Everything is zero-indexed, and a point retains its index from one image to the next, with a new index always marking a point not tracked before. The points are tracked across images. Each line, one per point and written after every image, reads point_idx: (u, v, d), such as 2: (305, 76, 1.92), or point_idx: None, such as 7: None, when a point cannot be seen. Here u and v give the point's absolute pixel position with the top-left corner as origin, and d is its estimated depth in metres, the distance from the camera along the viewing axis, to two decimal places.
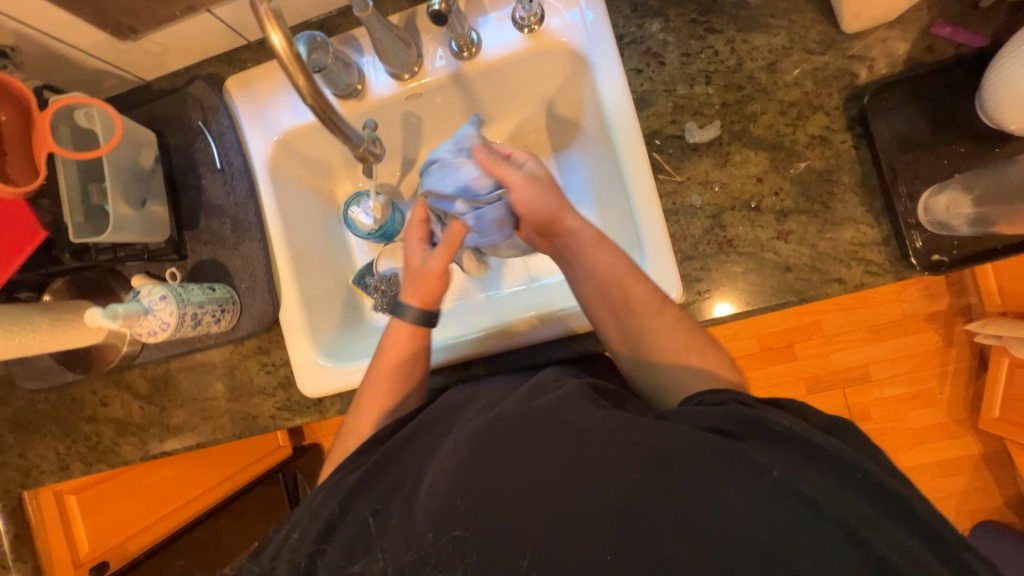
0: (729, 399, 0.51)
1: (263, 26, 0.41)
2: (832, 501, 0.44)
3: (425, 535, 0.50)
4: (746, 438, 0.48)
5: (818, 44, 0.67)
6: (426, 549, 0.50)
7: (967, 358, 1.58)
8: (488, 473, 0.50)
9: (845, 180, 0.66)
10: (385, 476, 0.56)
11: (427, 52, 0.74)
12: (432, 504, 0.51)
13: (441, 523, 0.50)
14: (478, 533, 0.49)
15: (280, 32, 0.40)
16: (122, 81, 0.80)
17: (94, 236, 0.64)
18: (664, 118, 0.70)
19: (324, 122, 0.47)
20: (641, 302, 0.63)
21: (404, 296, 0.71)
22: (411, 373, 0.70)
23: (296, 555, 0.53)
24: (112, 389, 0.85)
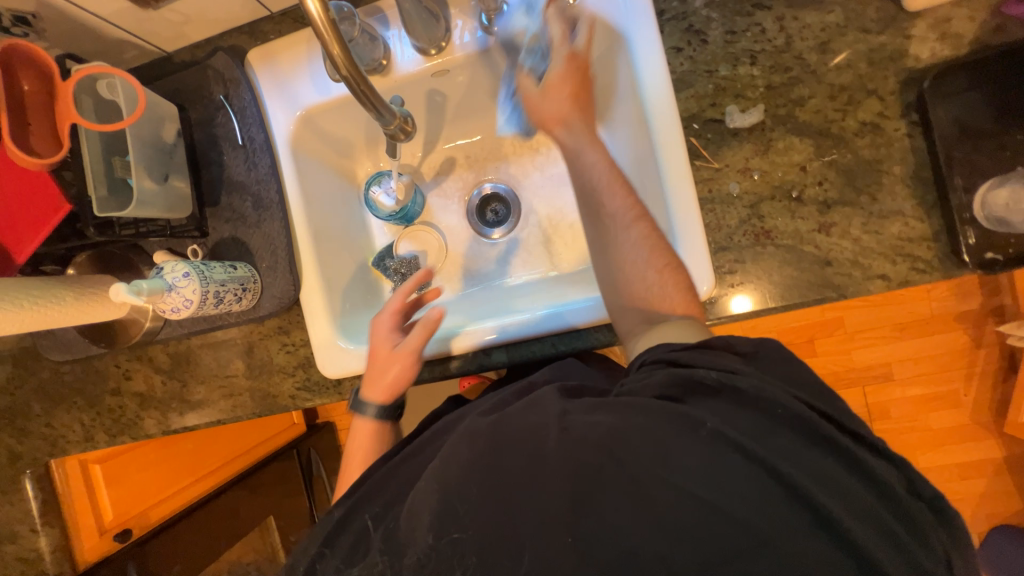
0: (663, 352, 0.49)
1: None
2: (884, 518, 0.41)
3: (425, 537, 0.47)
4: (687, 399, 0.45)
5: (875, 23, 0.62)
6: (425, 552, 0.47)
7: (995, 361, 1.52)
8: (478, 480, 0.46)
9: (896, 171, 0.63)
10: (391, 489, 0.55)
11: (457, 27, 0.71)
12: (432, 495, 0.48)
13: (441, 525, 0.46)
14: (475, 528, 0.45)
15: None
16: (142, 53, 0.78)
17: (117, 211, 0.63)
18: (703, 100, 0.66)
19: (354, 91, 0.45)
20: (613, 212, 0.59)
21: (365, 393, 0.70)
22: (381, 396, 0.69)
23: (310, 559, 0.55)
24: (134, 364, 0.86)
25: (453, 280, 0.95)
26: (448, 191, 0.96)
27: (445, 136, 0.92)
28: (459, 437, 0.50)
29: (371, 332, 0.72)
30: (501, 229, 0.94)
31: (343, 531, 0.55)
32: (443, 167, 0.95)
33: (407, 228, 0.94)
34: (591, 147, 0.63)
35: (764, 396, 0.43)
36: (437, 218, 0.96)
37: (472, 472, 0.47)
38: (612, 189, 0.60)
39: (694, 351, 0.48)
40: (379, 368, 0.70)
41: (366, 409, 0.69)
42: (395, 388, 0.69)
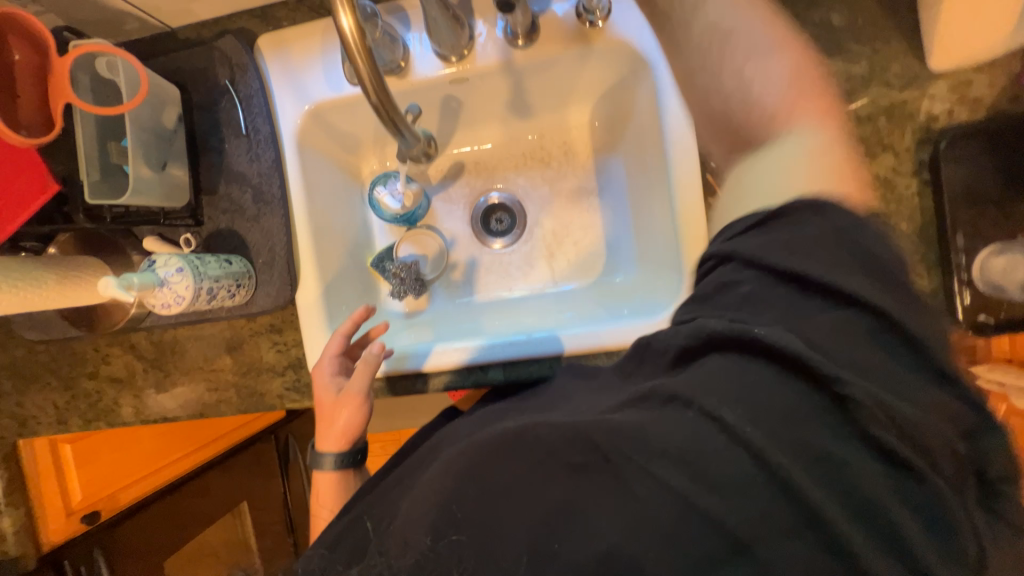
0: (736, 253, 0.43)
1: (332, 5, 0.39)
2: None
3: (422, 538, 0.44)
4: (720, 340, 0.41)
5: (898, 79, 0.62)
6: None
7: None
8: (479, 484, 0.43)
9: (902, 228, 0.64)
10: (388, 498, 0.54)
11: (481, 36, 0.69)
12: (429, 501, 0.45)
13: (439, 527, 0.44)
14: (475, 530, 0.42)
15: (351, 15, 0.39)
16: (144, 26, 0.74)
17: (110, 198, 0.60)
18: None
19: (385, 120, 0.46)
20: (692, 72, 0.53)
21: (321, 443, 0.69)
22: (342, 428, 0.68)
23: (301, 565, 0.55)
24: (115, 349, 0.83)
25: (453, 287, 0.93)
26: (454, 196, 0.94)
27: (455, 140, 0.90)
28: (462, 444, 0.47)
29: (314, 380, 0.71)
30: (504, 239, 0.93)
31: (334, 544, 0.54)
32: (451, 172, 0.93)
33: (409, 230, 0.91)
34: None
35: (796, 351, 0.38)
36: (440, 222, 0.94)
37: (472, 472, 0.44)
38: (701, 2, 0.51)
39: (755, 237, 0.43)
40: (331, 415, 0.69)
41: (325, 460, 0.68)
42: (350, 432, 0.69)
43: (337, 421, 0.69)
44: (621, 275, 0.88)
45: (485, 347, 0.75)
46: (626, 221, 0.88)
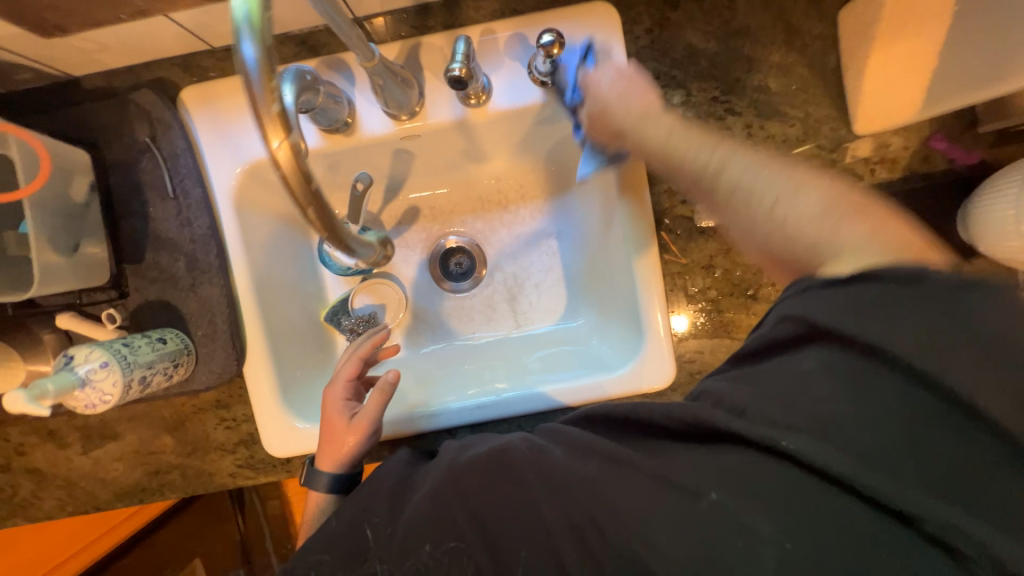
0: (784, 312, 0.43)
1: (265, 133, 0.40)
2: None
3: (422, 546, 0.52)
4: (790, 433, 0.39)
5: (828, 141, 0.67)
6: None
7: None
8: (468, 497, 0.51)
9: None
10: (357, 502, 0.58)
11: (432, 93, 0.66)
12: (416, 518, 0.52)
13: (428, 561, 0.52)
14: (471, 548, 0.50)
15: (281, 139, 0.40)
16: (39, 75, 0.64)
17: (17, 292, 0.54)
18: (675, 197, 0.68)
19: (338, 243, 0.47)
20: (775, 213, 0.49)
21: (319, 461, 0.66)
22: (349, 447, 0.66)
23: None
24: (31, 437, 0.73)
25: (414, 336, 0.90)
26: (411, 241, 0.90)
27: (408, 185, 0.87)
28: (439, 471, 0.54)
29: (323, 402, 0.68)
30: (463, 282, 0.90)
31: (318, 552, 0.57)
32: (406, 218, 0.89)
33: (365, 280, 0.87)
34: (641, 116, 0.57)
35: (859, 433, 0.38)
36: (398, 270, 0.90)
37: (453, 498, 0.51)
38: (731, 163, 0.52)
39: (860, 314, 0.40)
40: (334, 436, 0.66)
41: (321, 481, 0.66)
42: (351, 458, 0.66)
43: (340, 443, 0.66)
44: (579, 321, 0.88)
45: (456, 411, 0.74)
46: (581, 265, 0.87)
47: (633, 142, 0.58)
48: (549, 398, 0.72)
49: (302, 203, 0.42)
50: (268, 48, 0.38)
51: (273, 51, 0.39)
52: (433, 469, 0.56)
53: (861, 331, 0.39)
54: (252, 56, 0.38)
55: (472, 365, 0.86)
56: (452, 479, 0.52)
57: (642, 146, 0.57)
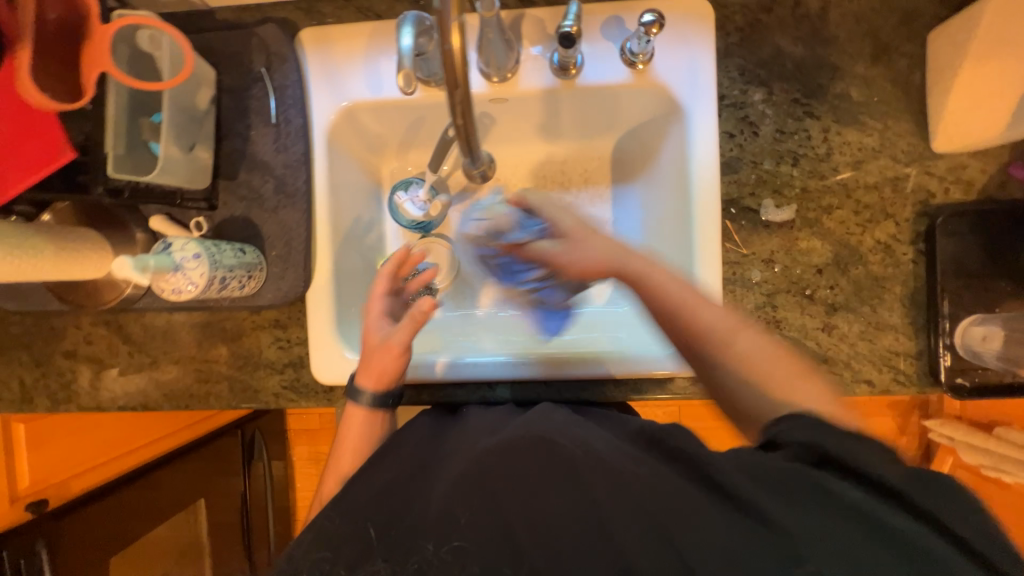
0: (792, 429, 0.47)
1: (444, 35, 0.40)
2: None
3: (426, 545, 0.51)
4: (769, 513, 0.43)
5: (905, 154, 0.68)
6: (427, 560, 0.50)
7: (913, 447, 1.70)
8: (490, 491, 0.51)
9: (896, 290, 0.69)
10: (355, 504, 0.56)
11: (526, 60, 0.70)
12: (433, 514, 0.52)
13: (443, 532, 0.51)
14: (477, 549, 0.49)
15: (461, 41, 0.40)
16: (181, 0, 0.72)
17: (133, 174, 0.59)
18: (744, 188, 0.70)
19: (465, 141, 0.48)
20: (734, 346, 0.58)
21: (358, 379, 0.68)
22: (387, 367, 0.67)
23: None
24: (101, 328, 0.78)
25: (459, 299, 0.89)
26: (471, 207, 0.90)
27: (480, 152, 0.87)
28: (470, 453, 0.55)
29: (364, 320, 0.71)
30: None
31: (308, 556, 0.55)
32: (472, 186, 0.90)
33: (424, 237, 0.87)
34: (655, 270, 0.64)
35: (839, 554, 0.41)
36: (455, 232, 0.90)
37: (473, 494, 0.51)
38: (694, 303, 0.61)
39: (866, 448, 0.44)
40: (371, 356, 0.68)
41: (361, 397, 0.68)
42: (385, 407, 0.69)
43: (377, 363, 0.67)
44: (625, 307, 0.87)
45: (497, 365, 0.75)
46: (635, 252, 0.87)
47: (632, 278, 0.63)
48: (588, 367, 0.75)
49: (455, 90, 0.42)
50: None
51: None
52: (461, 453, 0.57)
53: (864, 464, 0.44)
54: None
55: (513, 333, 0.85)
56: (480, 471, 0.52)
57: (659, 291, 0.62)
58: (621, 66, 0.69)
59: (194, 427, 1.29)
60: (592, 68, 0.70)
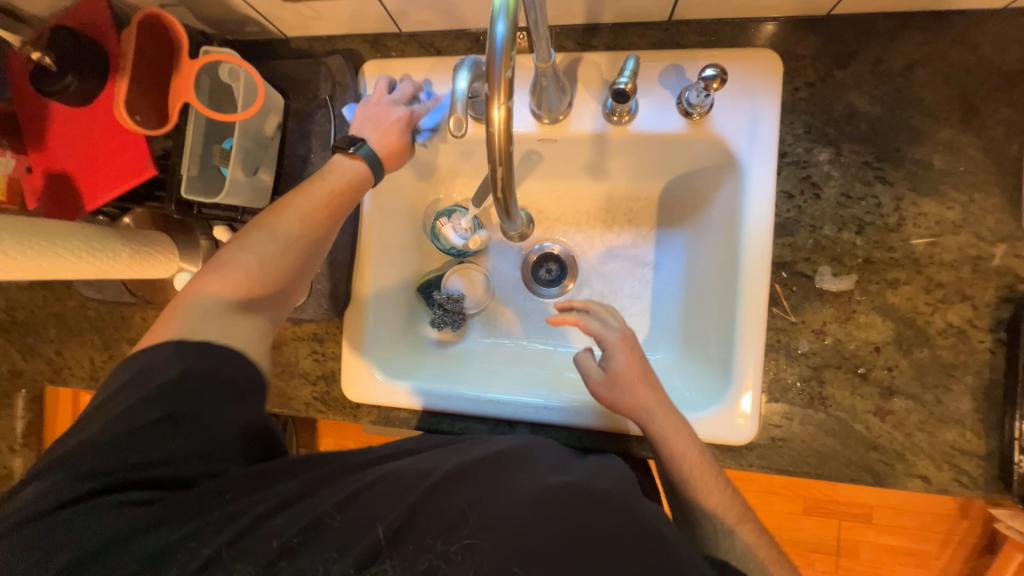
0: None
1: (490, 98, 0.41)
2: None
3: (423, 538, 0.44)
4: None
5: (991, 232, 0.61)
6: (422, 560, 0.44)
7: (974, 535, 1.53)
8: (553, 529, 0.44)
9: (967, 381, 0.62)
10: (381, 496, 0.47)
11: (579, 103, 0.70)
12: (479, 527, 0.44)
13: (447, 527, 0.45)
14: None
15: (504, 108, 0.41)
16: (262, 30, 0.77)
17: (202, 194, 0.63)
18: (799, 252, 0.66)
19: (500, 206, 0.48)
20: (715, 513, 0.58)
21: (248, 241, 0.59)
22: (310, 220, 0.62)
23: (118, 530, 0.44)
24: None
25: (489, 328, 0.89)
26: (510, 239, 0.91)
27: (525, 186, 0.88)
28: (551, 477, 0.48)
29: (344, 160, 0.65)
30: (549, 291, 0.88)
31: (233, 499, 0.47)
32: None
33: (462, 263, 0.88)
34: (660, 415, 0.61)
35: None
36: (492, 261, 0.91)
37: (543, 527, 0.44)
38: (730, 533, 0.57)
39: None
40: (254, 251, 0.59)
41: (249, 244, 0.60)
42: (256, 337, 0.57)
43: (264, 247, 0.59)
44: (658, 354, 0.83)
45: (518, 405, 0.74)
46: (674, 300, 0.83)
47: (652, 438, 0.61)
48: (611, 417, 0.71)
49: (497, 166, 0.43)
50: (514, 38, 0.40)
51: (517, 41, 0.41)
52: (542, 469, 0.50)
53: None
54: (501, 37, 0.40)
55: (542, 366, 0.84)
56: (562, 504, 0.45)
57: (676, 453, 0.59)
58: (677, 115, 0.67)
59: None
60: (645, 116, 0.68)
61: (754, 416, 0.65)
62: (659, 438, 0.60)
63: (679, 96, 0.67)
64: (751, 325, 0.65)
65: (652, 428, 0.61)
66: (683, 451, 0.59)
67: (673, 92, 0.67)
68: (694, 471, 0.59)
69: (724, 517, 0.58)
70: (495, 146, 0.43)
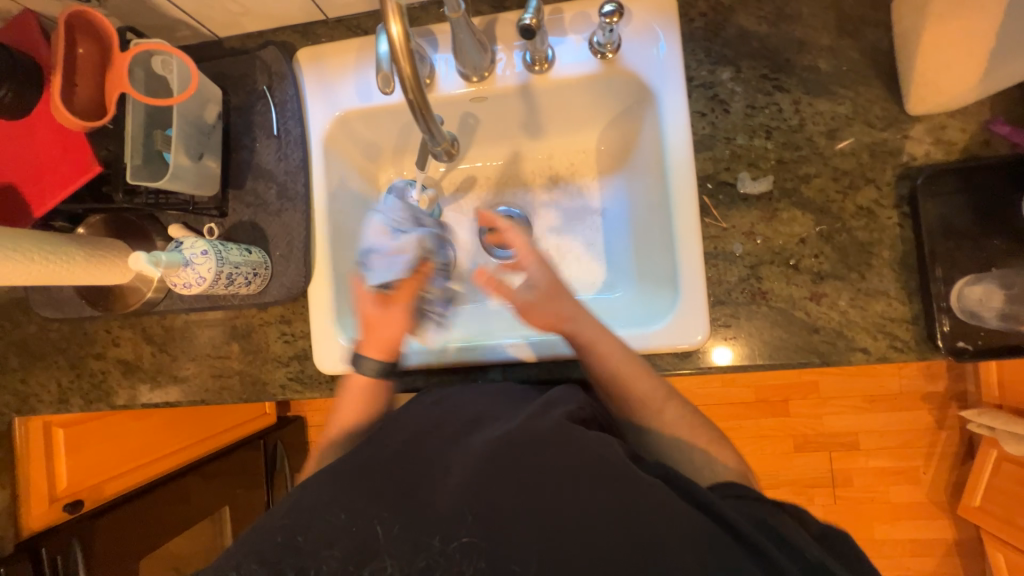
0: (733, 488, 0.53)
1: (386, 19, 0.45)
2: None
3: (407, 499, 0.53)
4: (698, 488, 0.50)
5: (880, 119, 0.69)
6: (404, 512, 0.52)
7: (954, 443, 1.60)
8: (514, 484, 0.51)
9: (885, 255, 0.68)
10: (358, 471, 0.56)
11: (500, 60, 0.75)
12: (449, 508, 0.51)
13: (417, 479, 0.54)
14: (490, 549, 0.49)
15: (400, 25, 0.45)
16: (194, 33, 0.81)
17: (148, 180, 0.66)
18: (719, 163, 0.71)
19: (420, 116, 0.51)
20: (644, 402, 0.64)
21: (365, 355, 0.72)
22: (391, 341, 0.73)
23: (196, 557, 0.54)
24: (126, 331, 0.85)
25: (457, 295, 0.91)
26: (464, 207, 0.94)
27: (471, 155, 0.92)
28: (489, 438, 0.56)
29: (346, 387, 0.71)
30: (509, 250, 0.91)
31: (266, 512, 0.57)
32: (465, 186, 0.94)
33: None
34: (585, 324, 0.66)
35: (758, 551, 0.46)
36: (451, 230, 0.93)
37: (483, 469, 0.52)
38: (662, 418, 0.63)
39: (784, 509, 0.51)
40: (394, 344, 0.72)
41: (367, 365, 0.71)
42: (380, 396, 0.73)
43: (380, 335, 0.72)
44: (618, 289, 0.87)
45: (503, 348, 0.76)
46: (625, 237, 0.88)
47: (581, 346, 0.66)
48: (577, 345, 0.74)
49: (401, 65, 0.45)
50: None
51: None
52: (482, 435, 0.57)
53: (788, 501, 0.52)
54: None
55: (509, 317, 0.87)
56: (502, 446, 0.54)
57: (601, 356, 0.64)
58: (591, 56, 0.73)
59: (205, 441, 1.37)
60: (563, 61, 0.74)
61: (703, 318, 0.69)
62: (585, 343, 0.65)
63: (588, 39, 0.73)
64: (690, 235, 0.70)
65: (578, 336, 0.66)
66: (611, 356, 0.65)
67: (583, 36, 0.73)
68: (623, 367, 0.64)
69: (653, 399, 0.64)
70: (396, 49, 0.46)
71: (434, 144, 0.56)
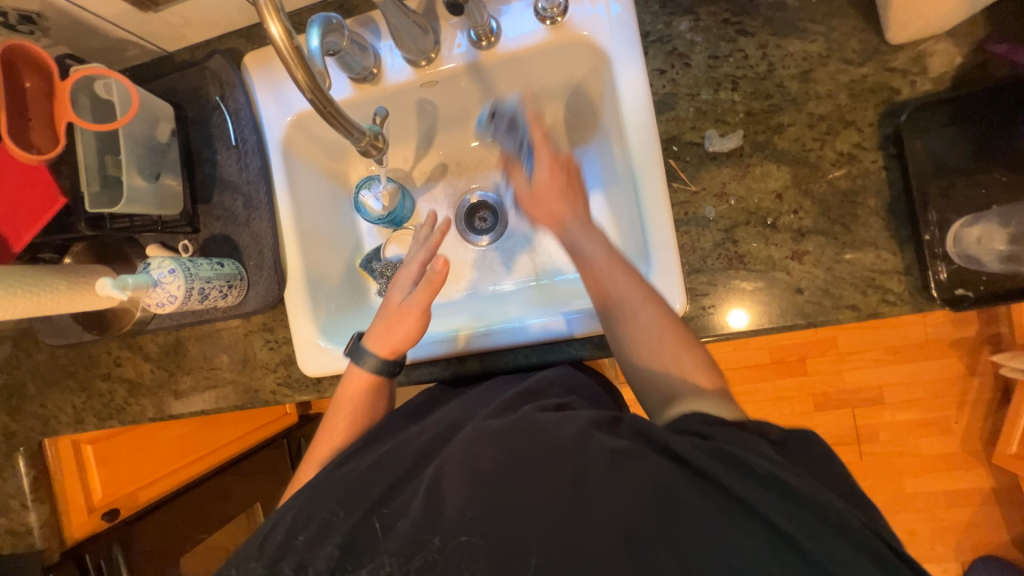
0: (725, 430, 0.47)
1: (264, 18, 0.44)
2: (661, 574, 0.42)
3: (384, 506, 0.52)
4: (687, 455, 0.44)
5: (857, 53, 0.62)
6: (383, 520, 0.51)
7: (988, 390, 1.52)
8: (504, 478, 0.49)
9: (871, 203, 0.63)
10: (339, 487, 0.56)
11: (444, 40, 0.73)
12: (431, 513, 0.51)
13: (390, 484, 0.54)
14: (489, 547, 0.47)
15: (280, 24, 0.44)
16: (144, 51, 0.81)
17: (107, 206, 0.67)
18: (684, 123, 0.67)
19: (326, 115, 0.51)
20: (620, 298, 0.61)
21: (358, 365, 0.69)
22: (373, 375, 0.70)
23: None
24: (125, 351, 0.89)
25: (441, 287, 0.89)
26: (438, 197, 0.92)
27: (437, 143, 0.90)
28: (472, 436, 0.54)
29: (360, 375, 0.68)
30: (488, 236, 0.89)
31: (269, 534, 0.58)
32: (435, 174, 0.92)
33: (397, 231, 0.90)
34: (584, 233, 0.67)
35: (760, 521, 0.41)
36: (427, 222, 0.92)
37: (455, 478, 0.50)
38: (636, 309, 0.59)
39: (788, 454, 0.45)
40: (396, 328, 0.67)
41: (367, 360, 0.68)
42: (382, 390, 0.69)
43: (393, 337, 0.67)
44: None
45: (492, 334, 0.74)
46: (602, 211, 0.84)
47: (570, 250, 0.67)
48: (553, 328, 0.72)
49: (294, 70, 0.46)
50: None
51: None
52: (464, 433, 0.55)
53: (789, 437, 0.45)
54: None
55: (491, 304, 0.85)
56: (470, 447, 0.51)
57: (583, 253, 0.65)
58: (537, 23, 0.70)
59: (229, 445, 1.44)
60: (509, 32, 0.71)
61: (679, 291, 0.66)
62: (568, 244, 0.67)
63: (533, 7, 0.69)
64: (658, 203, 0.66)
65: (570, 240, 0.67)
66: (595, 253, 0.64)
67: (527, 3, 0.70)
68: (608, 267, 0.63)
69: (630, 296, 0.60)
70: (285, 52, 0.46)
71: (353, 138, 0.57)
